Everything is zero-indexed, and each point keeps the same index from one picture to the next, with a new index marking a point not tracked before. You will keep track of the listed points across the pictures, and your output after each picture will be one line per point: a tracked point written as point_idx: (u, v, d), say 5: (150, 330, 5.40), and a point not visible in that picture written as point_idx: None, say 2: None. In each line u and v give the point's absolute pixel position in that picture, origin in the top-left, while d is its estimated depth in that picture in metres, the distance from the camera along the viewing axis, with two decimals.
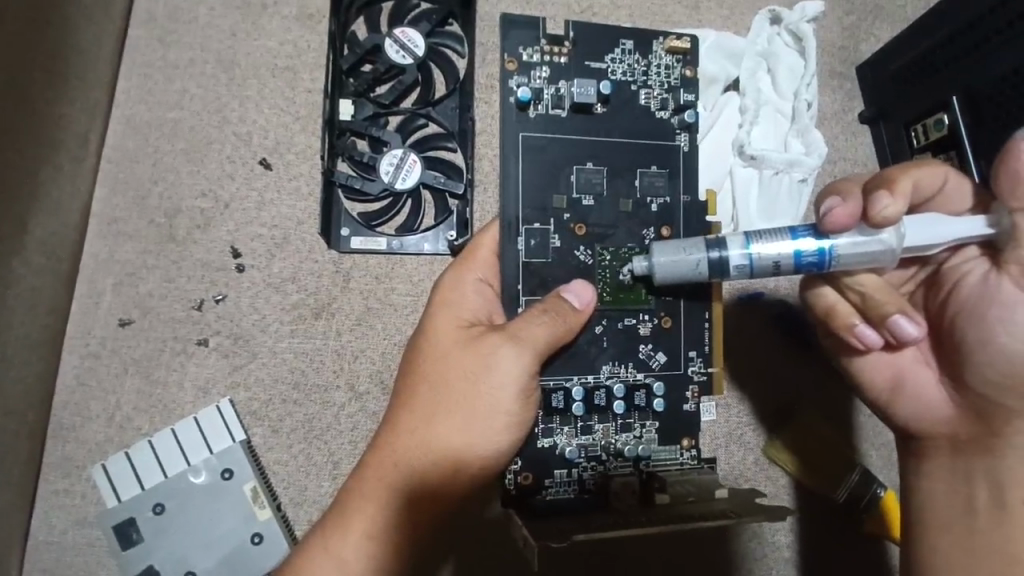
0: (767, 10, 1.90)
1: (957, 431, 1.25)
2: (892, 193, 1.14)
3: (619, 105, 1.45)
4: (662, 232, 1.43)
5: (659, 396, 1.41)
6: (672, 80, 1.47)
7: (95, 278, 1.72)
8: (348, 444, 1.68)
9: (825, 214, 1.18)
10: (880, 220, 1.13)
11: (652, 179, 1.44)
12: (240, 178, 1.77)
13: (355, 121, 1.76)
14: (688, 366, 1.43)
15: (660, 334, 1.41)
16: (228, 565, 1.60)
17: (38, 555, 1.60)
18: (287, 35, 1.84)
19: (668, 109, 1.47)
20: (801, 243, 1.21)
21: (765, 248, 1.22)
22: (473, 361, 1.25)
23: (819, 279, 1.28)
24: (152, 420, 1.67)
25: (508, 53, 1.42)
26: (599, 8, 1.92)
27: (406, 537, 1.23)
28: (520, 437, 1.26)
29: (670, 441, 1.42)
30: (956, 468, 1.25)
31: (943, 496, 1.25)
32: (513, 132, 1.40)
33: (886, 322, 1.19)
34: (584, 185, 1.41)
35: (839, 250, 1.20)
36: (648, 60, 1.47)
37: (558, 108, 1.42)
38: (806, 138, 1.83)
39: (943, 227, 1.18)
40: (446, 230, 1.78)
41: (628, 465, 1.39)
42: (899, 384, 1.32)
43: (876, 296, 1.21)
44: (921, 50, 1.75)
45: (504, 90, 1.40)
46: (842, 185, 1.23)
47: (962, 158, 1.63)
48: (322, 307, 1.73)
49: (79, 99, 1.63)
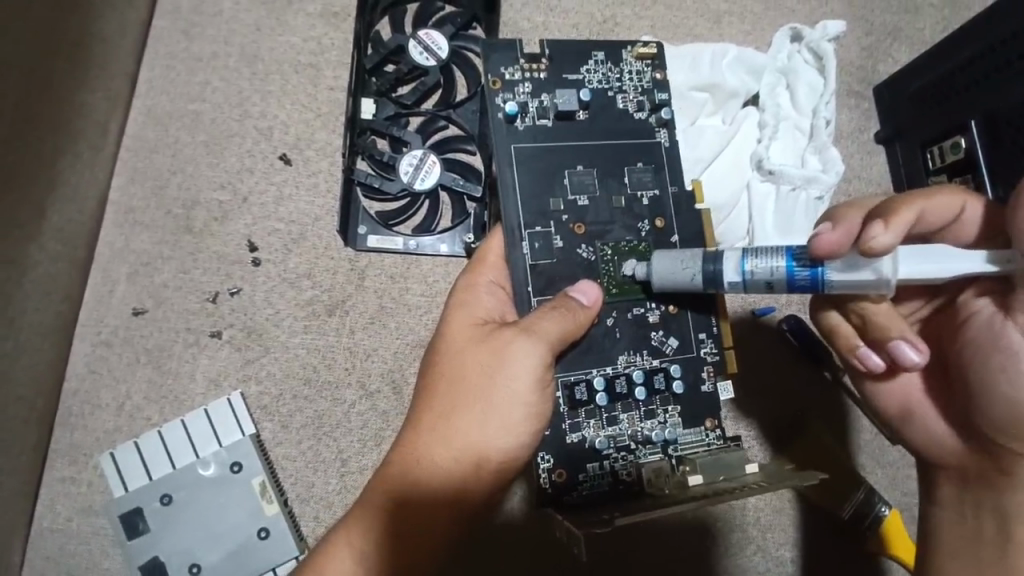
0: (790, 27, 1.92)
1: (966, 465, 1.26)
2: (888, 221, 1.12)
3: (600, 110, 1.46)
4: (655, 225, 1.43)
5: (677, 378, 1.40)
6: (644, 84, 1.49)
7: (110, 266, 1.72)
8: (357, 442, 1.67)
9: (813, 238, 1.16)
10: (870, 248, 1.11)
11: (640, 175, 1.44)
12: (259, 172, 1.78)
13: (375, 120, 1.76)
14: (701, 348, 1.42)
15: (669, 319, 1.41)
16: (233, 560, 1.59)
17: (41, 542, 1.59)
18: (311, 32, 1.85)
19: (645, 109, 1.48)
20: (796, 263, 1.18)
21: (761, 266, 1.19)
22: (487, 356, 1.24)
23: (828, 305, 1.30)
24: (162, 411, 1.66)
25: (491, 73, 1.42)
26: (622, 19, 1.94)
27: (426, 537, 1.21)
28: (537, 433, 1.24)
29: (694, 423, 1.41)
30: (965, 499, 1.27)
31: (951, 522, 1.29)
32: (504, 145, 1.40)
33: (888, 346, 1.20)
34: (577, 187, 1.41)
35: (832, 276, 1.16)
36: (620, 67, 1.48)
37: (544, 119, 1.42)
38: (823, 155, 1.83)
39: (940, 255, 1.13)
40: (463, 233, 1.78)
41: (658, 451, 1.38)
42: (908, 413, 1.34)
43: (879, 319, 1.21)
44: (940, 73, 1.78)
45: (491, 108, 1.40)
46: (842, 211, 1.23)
47: (977, 181, 1.66)
48: (336, 305, 1.73)
49: (100, 88, 1.64)
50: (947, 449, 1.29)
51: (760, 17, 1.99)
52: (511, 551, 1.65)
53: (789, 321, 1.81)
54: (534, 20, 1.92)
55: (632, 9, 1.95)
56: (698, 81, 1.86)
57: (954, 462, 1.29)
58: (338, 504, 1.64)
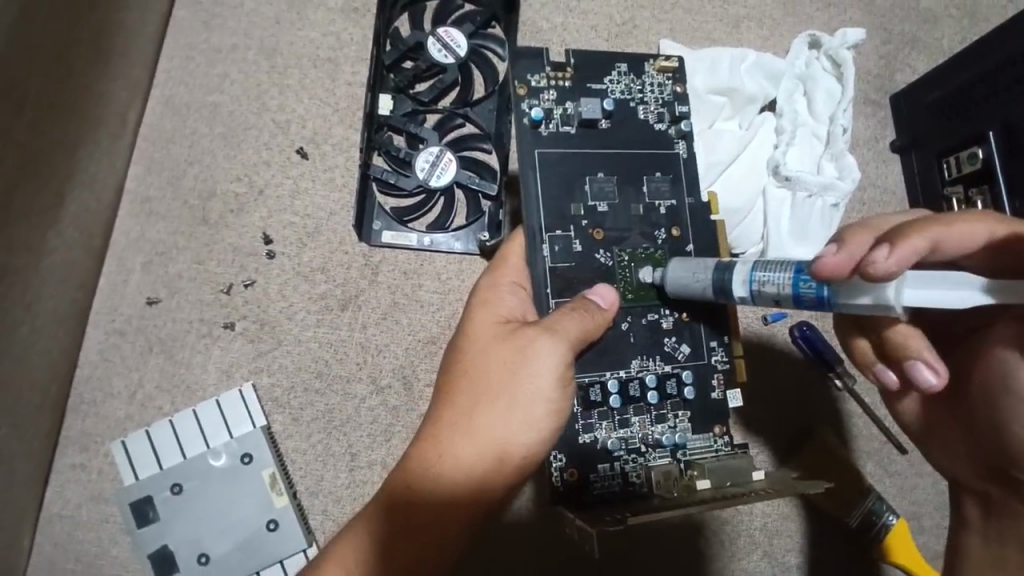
0: (807, 35, 1.93)
1: (990, 493, 1.27)
2: (895, 244, 1.03)
3: (622, 120, 1.46)
4: (672, 233, 1.43)
5: (689, 384, 1.39)
6: (665, 96, 1.49)
7: (125, 255, 1.72)
8: (367, 437, 1.68)
9: (815, 261, 1.09)
10: (871, 271, 1.02)
11: (658, 184, 1.45)
12: (275, 165, 1.78)
13: (392, 116, 1.76)
14: (712, 355, 1.42)
15: (682, 326, 1.41)
16: (243, 550, 1.61)
17: (50, 528, 1.59)
18: (330, 26, 1.85)
19: (665, 121, 1.48)
20: (802, 279, 1.13)
21: (768, 280, 1.17)
22: (509, 354, 1.20)
23: (854, 330, 1.28)
24: (173, 401, 1.67)
25: (517, 79, 1.42)
26: (641, 21, 1.94)
27: (442, 539, 1.14)
28: (558, 432, 1.21)
29: (703, 428, 1.41)
30: (989, 525, 1.28)
31: (975, 550, 1.29)
32: (528, 149, 1.40)
33: (905, 365, 1.17)
34: (598, 193, 1.41)
35: (839, 297, 1.09)
36: (642, 80, 1.48)
37: (567, 126, 1.43)
38: (839, 162, 1.82)
39: (945, 279, 1.01)
40: (477, 231, 1.77)
41: (667, 455, 1.38)
42: (931, 432, 1.35)
43: (896, 336, 1.18)
44: (959, 83, 1.77)
45: (517, 113, 1.40)
46: (854, 231, 1.14)
47: (995, 193, 1.65)
48: (349, 299, 1.74)
49: (120, 77, 1.65)
50: (968, 476, 1.30)
51: (780, 23, 1.99)
52: (520, 548, 1.66)
53: (801, 329, 1.79)
54: (553, 20, 1.92)
55: (651, 12, 1.95)
56: (716, 86, 1.86)
57: (975, 489, 1.30)
58: (346, 498, 1.64)
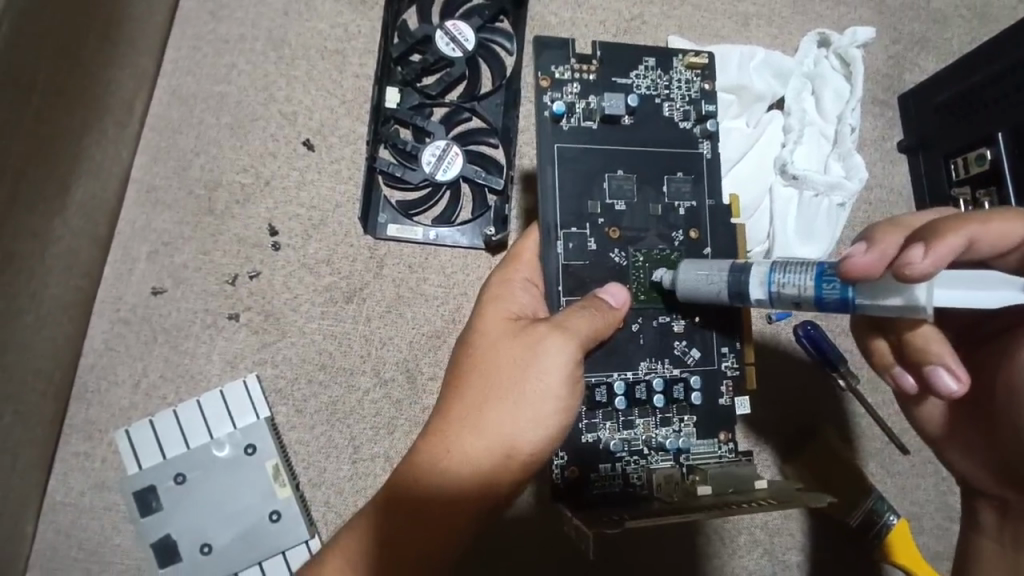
0: (817, 32, 1.92)
1: (1009, 499, 1.28)
2: (930, 243, 1.02)
3: (645, 117, 1.45)
4: (689, 235, 1.43)
5: (696, 389, 1.40)
6: (692, 93, 1.48)
7: (130, 245, 1.72)
8: (371, 429, 1.68)
9: (842, 261, 1.09)
10: (905, 271, 1.02)
11: (678, 185, 1.45)
12: (282, 157, 1.78)
13: (400, 109, 1.76)
14: (722, 361, 1.43)
15: (693, 330, 1.41)
16: (245, 540, 1.61)
17: (54, 515, 1.60)
18: (338, 18, 1.85)
19: (690, 119, 1.47)
20: (825, 282, 1.13)
21: (788, 283, 1.17)
22: (519, 350, 1.20)
23: (872, 332, 1.28)
24: (177, 390, 1.67)
25: (541, 70, 1.41)
26: (650, 17, 1.94)
27: (449, 531, 1.15)
28: (567, 429, 1.21)
29: (708, 434, 1.41)
30: (1004, 528, 1.29)
31: (990, 553, 1.30)
32: (548, 144, 1.39)
33: (926, 371, 1.17)
34: (616, 191, 1.41)
35: (861, 297, 1.10)
36: (670, 75, 1.48)
37: (589, 121, 1.42)
38: (846, 161, 1.83)
39: (972, 278, 1.06)
40: (482, 225, 1.77)
41: (669, 459, 1.37)
42: (947, 438, 1.35)
43: (918, 340, 1.18)
44: (968, 84, 1.76)
45: (539, 105, 1.39)
46: (881, 229, 1.13)
47: (1002, 195, 1.65)
48: (354, 292, 1.74)
49: (128, 64, 1.64)
50: (984, 481, 1.31)
51: (789, 21, 1.98)
52: (520, 544, 1.67)
53: (805, 328, 1.78)
54: (561, 15, 1.91)
55: (661, 8, 1.94)
56: (725, 82, 1.86)
57: (993, 494, 1.31)
58: (349, 490, 1.65)
